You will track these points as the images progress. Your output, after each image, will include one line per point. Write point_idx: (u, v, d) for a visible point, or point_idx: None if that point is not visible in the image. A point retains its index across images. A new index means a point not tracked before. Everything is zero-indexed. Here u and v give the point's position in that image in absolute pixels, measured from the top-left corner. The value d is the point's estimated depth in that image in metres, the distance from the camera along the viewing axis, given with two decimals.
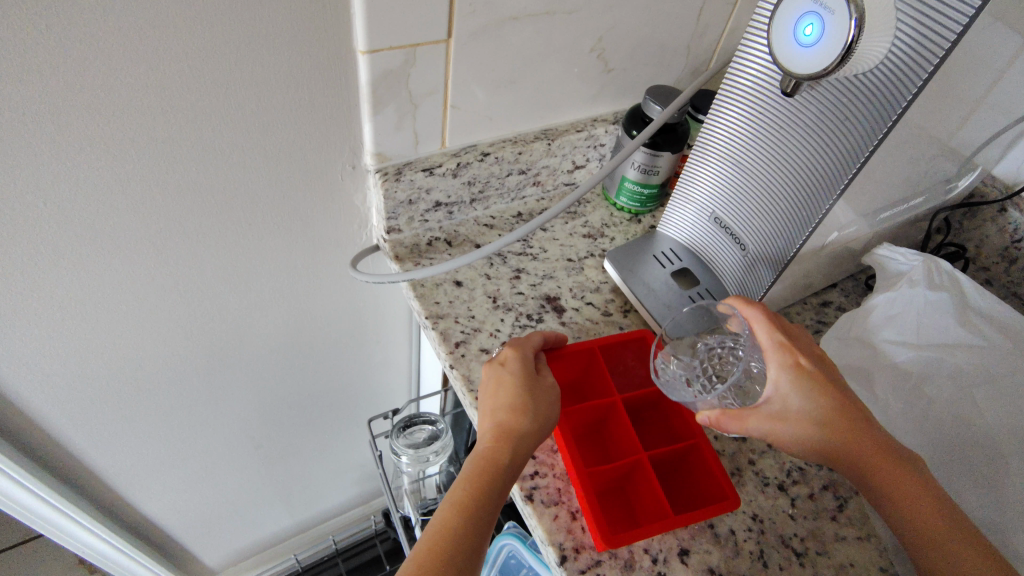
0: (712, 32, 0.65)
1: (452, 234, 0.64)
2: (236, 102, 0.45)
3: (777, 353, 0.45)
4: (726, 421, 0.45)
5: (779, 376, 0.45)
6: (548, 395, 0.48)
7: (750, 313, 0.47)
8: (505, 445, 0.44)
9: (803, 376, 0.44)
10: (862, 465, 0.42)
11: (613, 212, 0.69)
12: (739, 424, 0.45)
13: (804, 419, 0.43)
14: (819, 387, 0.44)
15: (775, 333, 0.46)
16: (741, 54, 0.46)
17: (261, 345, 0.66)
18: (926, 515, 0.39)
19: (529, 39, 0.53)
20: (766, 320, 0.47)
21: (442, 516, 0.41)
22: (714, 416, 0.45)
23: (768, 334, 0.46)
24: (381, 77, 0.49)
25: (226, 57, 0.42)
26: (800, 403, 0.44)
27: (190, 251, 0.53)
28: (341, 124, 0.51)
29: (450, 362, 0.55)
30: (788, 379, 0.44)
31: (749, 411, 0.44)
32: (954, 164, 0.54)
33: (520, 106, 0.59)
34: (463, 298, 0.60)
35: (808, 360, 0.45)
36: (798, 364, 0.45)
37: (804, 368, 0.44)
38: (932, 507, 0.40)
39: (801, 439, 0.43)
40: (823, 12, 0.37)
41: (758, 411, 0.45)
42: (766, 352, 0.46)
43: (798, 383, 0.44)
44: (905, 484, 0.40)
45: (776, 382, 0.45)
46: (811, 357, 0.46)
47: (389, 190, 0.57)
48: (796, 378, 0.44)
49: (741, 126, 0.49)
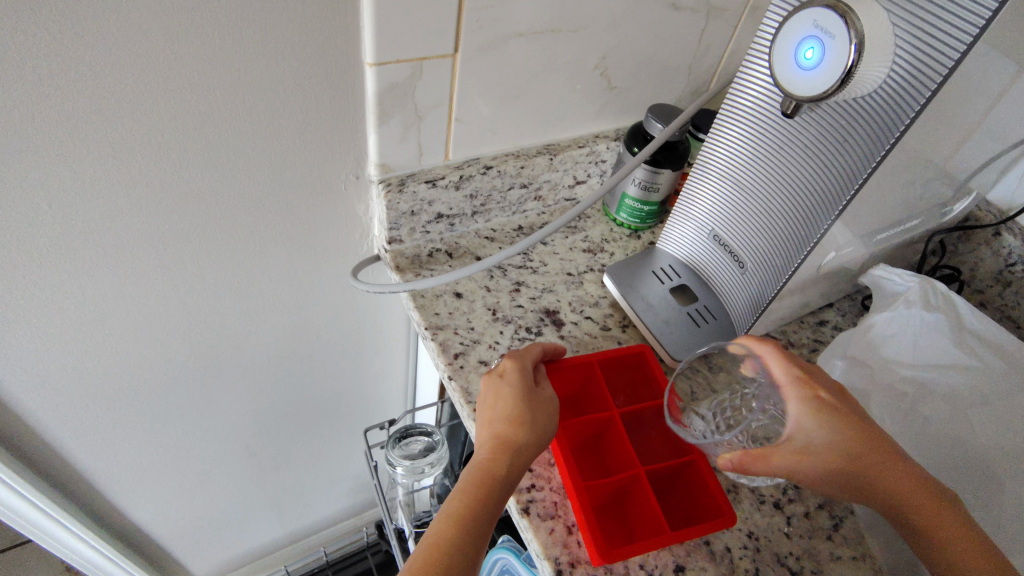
0: (714, 52, 0.66)
1: (453, 245, 0.64)
2: (242, 108, 0.45)
3: (796, 388, 0.45)
4: (749, 464, 0.44)
5: (802, 412, 0.44)
6: (541, 411, 0.47)
7: (764, 351, 0.47)
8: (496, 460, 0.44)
9: (825, 411, 0.44)
10: (887, 488, 0.42)
11: (613, 227, 0.69)
12: (762, 466, 0.44)
13: (832, 452, 0.43)
14: (841, 420, 0.43)
15: (793, 370, 0.46)
16: (743, 75, 0.47)
17: (258, 352, 0.66)
18: (957, 536, 0.40)
19: (535, 55, 0.54)
20: (781, 357, 0.46)
21: (435, 532, 0.41)
22: (737, 460, 0.44)
23: (785, 371, 0.46)
24: (388, 90, 0.49)
25: (233, 65, 0.43)
26: (822, 436, 0.43)
27: (191, 255, 0.53)
28: (345, 134, 0.52)
29: (448, 374, 0.54)
30: (810, 414, 0.44)
31: (770, 452, 0.44)
32: (949, 186, 0.55)
33: (522, 122, 0.60)
34: (463, 310, 0.59)
35: (828, 394, 0.45)
36: (818, 398, 0.44)
37: (824, 402, 0.44)
38: (948, 516, 0.41)
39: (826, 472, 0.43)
40: (823, 37, 0.38)
41: (778, 449, 0.44)
42: (784, 389, 0.46)
43: (820, 417, 0.44)
44: (923, 496, 0.41)
45: (798, 419, 0.44)
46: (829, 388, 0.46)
47: (392, 201, 0.57)
48: (816, 414, 0.44)
49: (740, 146, 0.50)
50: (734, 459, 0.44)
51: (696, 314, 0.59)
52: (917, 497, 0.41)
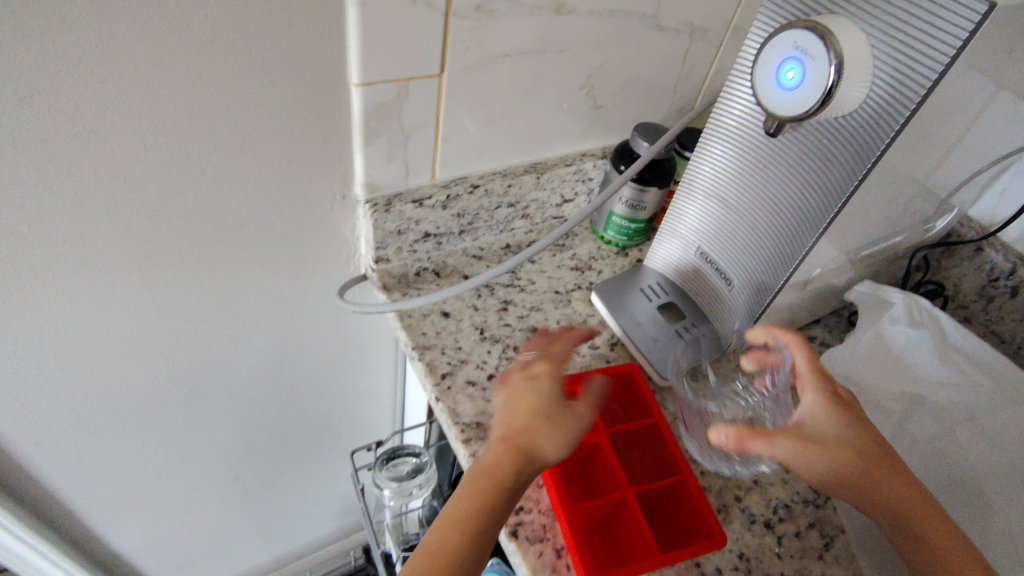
0: (698, 71, 0.66)
1: (441, 264, 0.63)
2: (226, 127, 0.45)
3: (815, 379, 0.45)
4: (751, 442, 0.41)
5: (818, 402, 0.43)
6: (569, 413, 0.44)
7: (791, 338, 0.46)
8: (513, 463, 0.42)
9: (840, 406, 0.43)
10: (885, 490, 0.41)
11: (601, 245, 0.69)
12: (764, 445, 0.41)
13: (842, 445, 0.42)
14: (852, 419, 0.43)
15: (815, 362, 0.45)
16: (726, 95, 0.48)
17: (243, 374, 0.65)
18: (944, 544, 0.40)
19: (521, 75, 0.55)
20: (806, 347, 0.46)
21: (447, 518, 0.40)
22: (734, 436, 0.40)
23: (808, 362, 0.45)
24: (374, 109, 0.49)
25: (218, 84, 0.43)
26: (829, 428, 0.42)
27: (175, 276, 0.52)
28: (332, 154, 0.52)
29: (436, 395, 0.53)
30: (826, 405, 0.43)
31: (778, 433, 0.42)
32: (931, 202, 0.55)
33: (509, 141, 0.60)
34: (451, 329, 0.58)
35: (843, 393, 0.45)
36: (835, 393, 0.44)
37: (840, 398, 0.44)
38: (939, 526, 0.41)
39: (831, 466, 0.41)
40: (803, 58, 0.38)
41: (783, 433, 0.42)
42: (804, 378, 0.45)
43: (835, 411, 0.43)
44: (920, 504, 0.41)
45: (812, 407, 0.43)
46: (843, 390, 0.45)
47: (379, 220, 0.56)
48: (826, 407, 0.43)
49: (726, 164, 0.50)
50: (732, 433, 0.40)
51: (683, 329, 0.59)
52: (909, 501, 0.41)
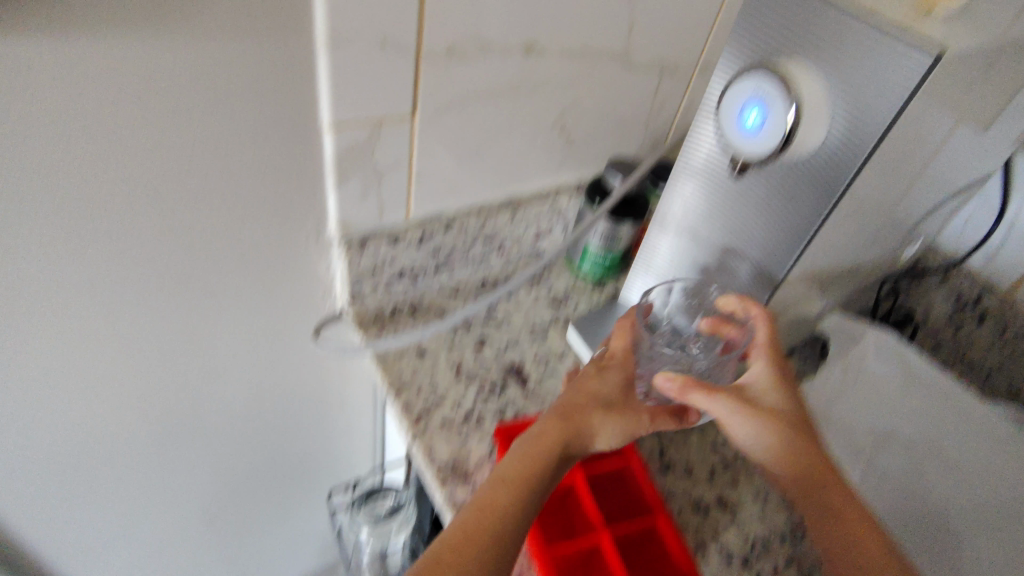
0: (669, 107, 0.67)
1: (418, 302, 0.64)
2: (196, 169, 0.45)
3: (763, 352, 0.49)
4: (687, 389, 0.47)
5: (760, 373, 0.49)
6: (624, 408, 0.49)
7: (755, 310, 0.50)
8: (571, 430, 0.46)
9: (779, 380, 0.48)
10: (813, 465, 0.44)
11: (577, 278, 0.69)
12: (701, 395, 0.47)
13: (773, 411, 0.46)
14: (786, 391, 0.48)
15: (772, 335, 0.49)
16: (693, 136, 0.49)
17: (216, 415, 0.64)
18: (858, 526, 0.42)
19: (494, 115, 0.55)
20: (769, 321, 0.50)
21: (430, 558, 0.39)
22: (677, 383, 0.47)
23: (767, 335, 0.49)
24: (347, 151, 0.49)
25: (186, 127, 0.43)
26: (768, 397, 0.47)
27: (145, 319, 0.52)
28: (305, 195, 0.52)
29: (413, 436, 0.53)
30: (765, 377, 0.48)
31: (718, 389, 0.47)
32: (896, 234, 0.57)
33: (484, 179, 0.60)
34: (427, 368, 0.58)
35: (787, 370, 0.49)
36: (778, 367, 0.49)
37: (782, 372, 0.48)
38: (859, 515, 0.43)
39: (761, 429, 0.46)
40: (764, 101, 0.40)
41: (725, 392, 0.47)
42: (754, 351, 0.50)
43: (773, 383, 0.48)
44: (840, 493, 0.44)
45: (756, 376, 0.49)
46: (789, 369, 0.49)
47: (353, 259, 0.57)
48: (769, 380, 0.48)
49: (695, 203, 0.51)
50: (677, 379, 0.47)
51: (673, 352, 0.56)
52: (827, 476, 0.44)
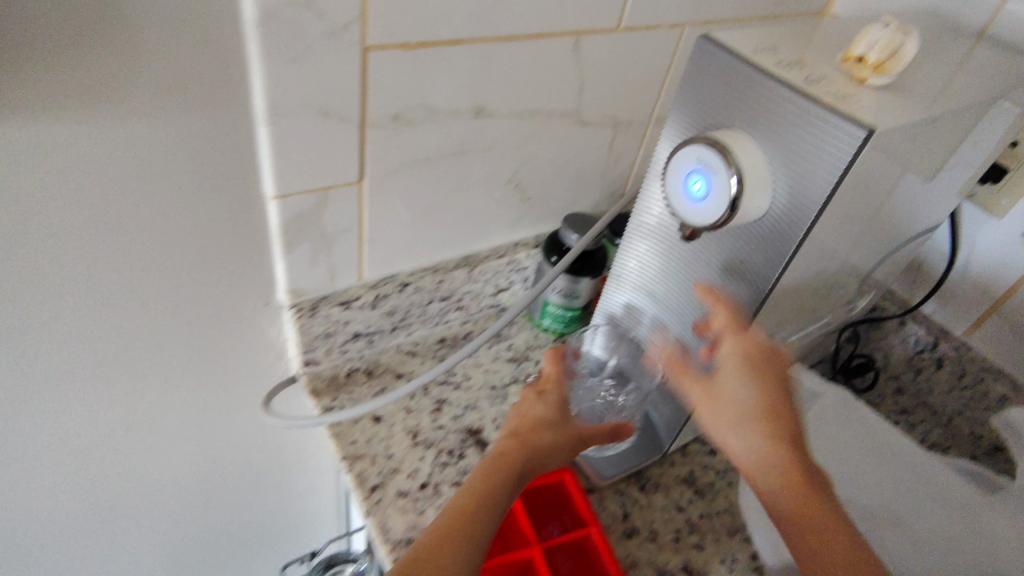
0: (625, 160, 0.67)
1: (373, 363, 0.62)
2: (130, 240, 0.44)
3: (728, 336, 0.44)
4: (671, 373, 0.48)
5: (727, 356, 0.44)
6: (569, 428, 0.50)
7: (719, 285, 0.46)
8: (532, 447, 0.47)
9: (747, 365, 0.44)
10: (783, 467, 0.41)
11: (538, 333, 0.68)
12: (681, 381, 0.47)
13: (738, 401, 0.43)
14: (755, 379, 0.43)
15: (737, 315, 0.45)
16: (645, 196, 0.49)
17: (164, 489, 0.61)
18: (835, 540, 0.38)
19: (446, 177, 0.55)
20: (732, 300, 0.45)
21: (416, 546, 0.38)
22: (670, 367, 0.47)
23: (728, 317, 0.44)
24: (292, 220, 0.48)
25: (118, 199, 0.42)
26: (732, 376, 0.44)
27: (82, 395, 0.50)
28: (250, 262, 0.50)
29: (365, 511, 0.51)
30: (734, 361, 0.44)
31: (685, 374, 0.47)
32: (849, 287, 0.57)
33: (439, 238, 0.59)
34: (382, 435, 0.56)
35: (756, 354, 0.44)
36: (745, 352, 0.44)
37: (749, 357, 0.44)
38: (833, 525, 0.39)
39: (727, 420, 0.43)
40: (707, 171, 0.40)
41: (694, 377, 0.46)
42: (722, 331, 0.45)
43: (742, 368, 0.44)
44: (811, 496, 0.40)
45: (724, 360, 0.45)
46: (763, 352, 0.44)
47: (304, 325, 0.55)
48: (740, 366, 0.44)
49: (650, 262, 0.50)
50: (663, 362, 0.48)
51: (604, 391, 0.58)
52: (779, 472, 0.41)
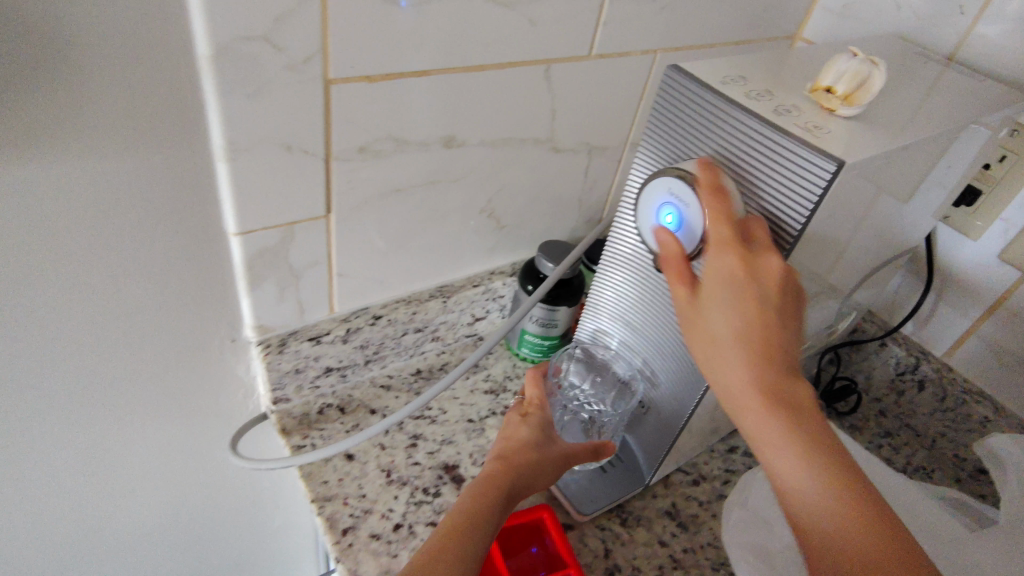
0: (601, 185, 0.67)
1: (346, 399, 0.60)
2: (86, 284, 0.42)
3: (716, 247, 0.36)
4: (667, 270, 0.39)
5: (710, 269, 0.37)
6: (555, 451, 0.49)
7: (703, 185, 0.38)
8: (514, 471, 0.45)
9: (726, 282, 0.36)
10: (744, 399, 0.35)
11: (516, 362, 0.67)
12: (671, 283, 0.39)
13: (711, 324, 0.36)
14: (738, 299, 0.35)
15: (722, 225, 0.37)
16: (619, 225, 0.48)
17: (130, 536, 0.59)
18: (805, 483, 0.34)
19: (418, 208, 0.54)
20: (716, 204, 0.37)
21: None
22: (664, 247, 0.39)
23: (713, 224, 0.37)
24: (257, 256, 0.47)
25: (71, 243, 0.40)
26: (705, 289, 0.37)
27: (39, 444, 0.47)
28: (215, 300, 0.49)
29: (336, 555, 0.49)
30: (715, 274, 0.36)
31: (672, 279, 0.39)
32: (828, 312, 0.56)
33: (412, 268, 0.58)
34: (355, 473, 0.54)
35: (744, 268, 0.35)
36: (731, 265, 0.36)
37: (734, 271, 0.36)
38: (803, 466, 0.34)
39: (701, 343, 0.37)
40: (678, 203, 0.39)
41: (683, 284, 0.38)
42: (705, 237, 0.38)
43: (718, 283, 0.36)
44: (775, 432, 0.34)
45: (710, 270, 0.37)
46: (758, 268, 0.36)
47: (272, 362, 0.53)
48: (721, 280, 0.36)
49: (625, 291, 0.49)
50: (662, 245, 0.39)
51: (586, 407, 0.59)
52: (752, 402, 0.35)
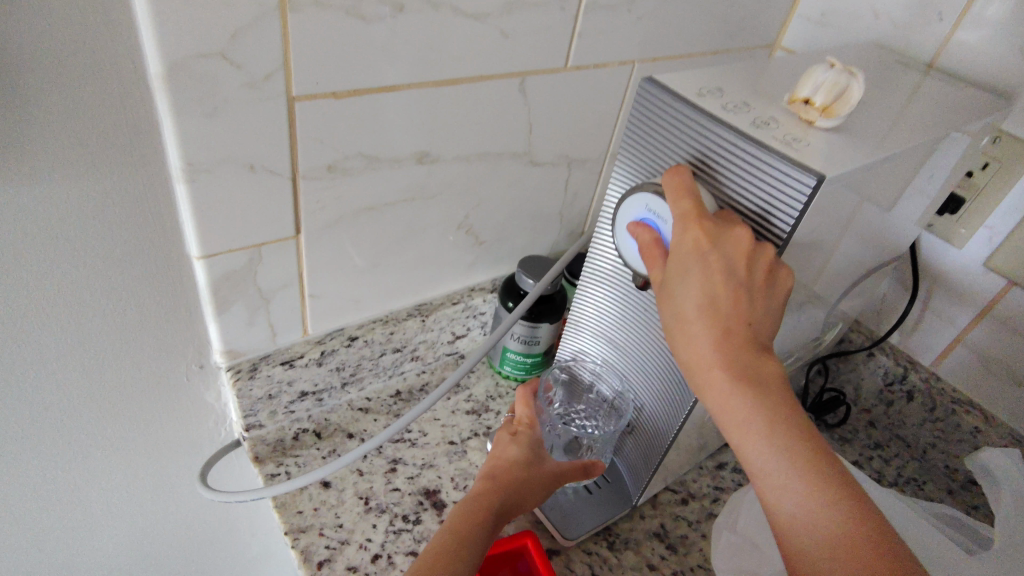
0: (582, 198, 0.65)
1: (323, 423, 0.58)
2: (41, 313, 0.40)
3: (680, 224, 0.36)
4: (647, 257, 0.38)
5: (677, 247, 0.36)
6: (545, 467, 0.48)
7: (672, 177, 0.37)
8: (504, 490, 0.44)
9: (693, 257, 0.35)
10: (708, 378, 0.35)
11: (499, 380, 0.65)
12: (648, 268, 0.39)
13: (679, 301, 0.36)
14: (705, 272, 0.35)
15: (683, 202, 0.36)
16: (597, 241, 0.46)
17: (98, 572, 0.56)
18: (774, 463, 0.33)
19: (391, 226, 0.52)
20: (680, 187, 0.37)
21: None
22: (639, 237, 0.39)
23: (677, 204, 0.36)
24: (223, 280, 0.45)
25: (22, 271, 0.38)
26: (673, 265, 0.36)
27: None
28: (180, 326, 0.47)
29: None
30: (682, 251, 0.36)
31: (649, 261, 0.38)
32: (813, 324, 0.55)
33: (388, 287, 0.57)
34: (331, 502, 0.52)
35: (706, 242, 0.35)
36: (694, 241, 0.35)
37: (698, 245, 0.35)
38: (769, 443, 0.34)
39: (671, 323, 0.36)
40: (657, 220, 0.38)
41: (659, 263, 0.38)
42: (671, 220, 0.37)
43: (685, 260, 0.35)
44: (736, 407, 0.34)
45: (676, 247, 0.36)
46: (722, 244, 0.35)
47: (242, 388, 0.51)
48: (688, 258, 0.35)
49: (606, 308, 0.48)
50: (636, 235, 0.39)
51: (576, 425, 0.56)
52: (718, 378, 0.34)
